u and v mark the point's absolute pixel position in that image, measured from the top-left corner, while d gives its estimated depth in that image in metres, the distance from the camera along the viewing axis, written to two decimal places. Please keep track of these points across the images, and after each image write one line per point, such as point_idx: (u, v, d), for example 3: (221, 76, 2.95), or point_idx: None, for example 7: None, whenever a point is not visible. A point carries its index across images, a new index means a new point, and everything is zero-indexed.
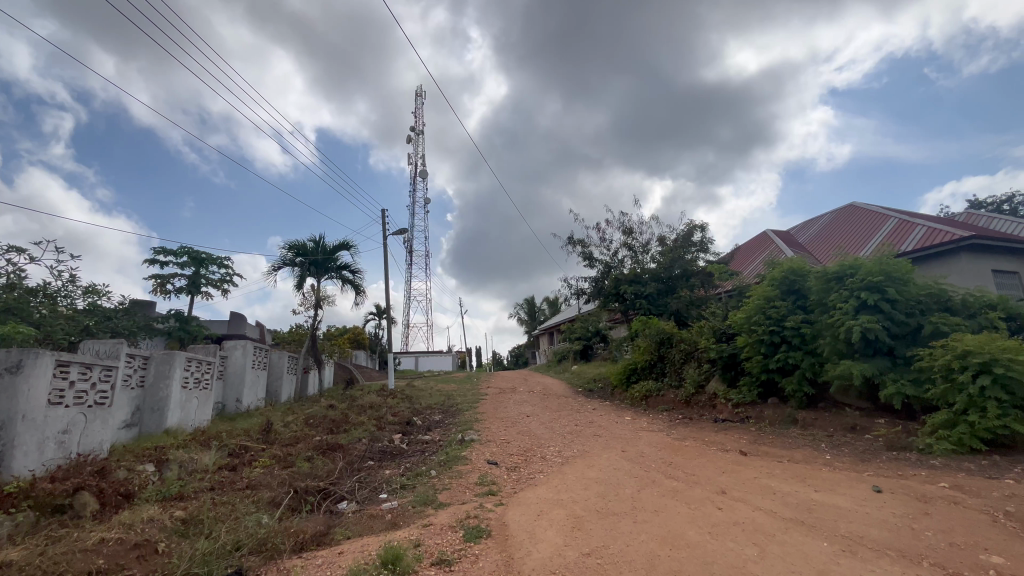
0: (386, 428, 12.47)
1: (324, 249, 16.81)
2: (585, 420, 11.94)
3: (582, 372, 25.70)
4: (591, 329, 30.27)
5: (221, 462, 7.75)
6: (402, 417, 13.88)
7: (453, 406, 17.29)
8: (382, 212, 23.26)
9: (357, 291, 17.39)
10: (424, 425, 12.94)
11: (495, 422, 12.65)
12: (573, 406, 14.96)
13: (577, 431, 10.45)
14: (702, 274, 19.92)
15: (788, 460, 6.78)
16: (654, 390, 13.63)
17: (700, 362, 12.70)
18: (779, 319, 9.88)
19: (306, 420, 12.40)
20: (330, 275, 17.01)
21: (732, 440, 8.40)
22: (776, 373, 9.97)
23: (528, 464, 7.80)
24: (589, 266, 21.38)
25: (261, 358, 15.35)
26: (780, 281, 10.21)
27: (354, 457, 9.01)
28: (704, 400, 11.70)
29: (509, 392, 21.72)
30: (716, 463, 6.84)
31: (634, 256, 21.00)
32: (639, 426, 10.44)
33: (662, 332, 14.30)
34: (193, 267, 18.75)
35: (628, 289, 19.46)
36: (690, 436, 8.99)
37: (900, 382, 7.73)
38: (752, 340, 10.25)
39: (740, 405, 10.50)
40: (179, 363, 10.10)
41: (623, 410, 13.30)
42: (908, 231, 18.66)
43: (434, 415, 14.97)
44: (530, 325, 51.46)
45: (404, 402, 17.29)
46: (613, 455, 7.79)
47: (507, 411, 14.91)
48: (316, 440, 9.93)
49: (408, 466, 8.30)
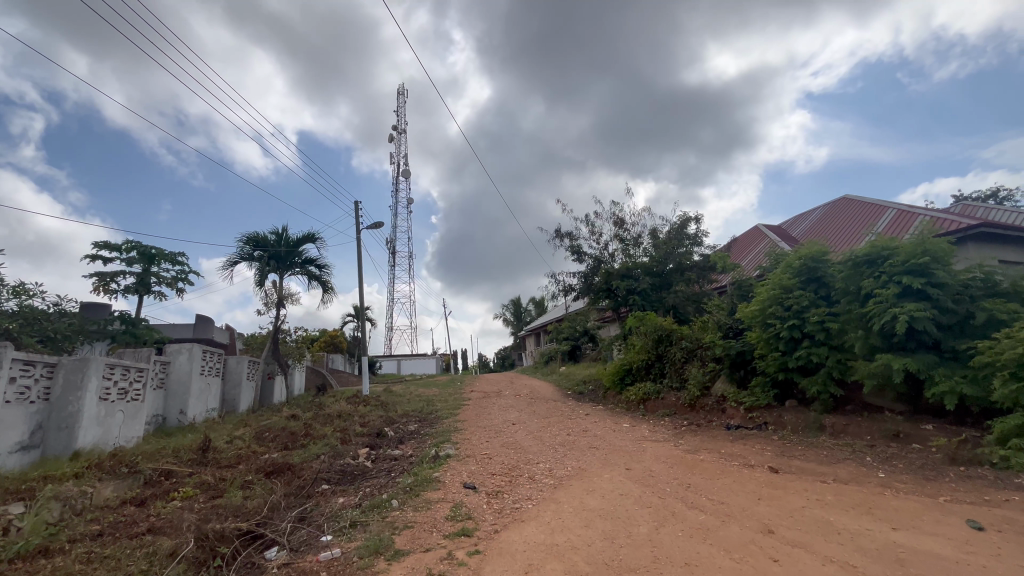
0: (351, 441, 10.94)
1: (287, 242, 15.19)
2: (579, 428, 10.58)
3: (571, 374, 24.40)
4: (579, 329, 29.14)
5: (127, 496, 6.19)
6: (373, 428, 12.36)
7: (431, 413, 15.79)
8: (356, 205, 21.70)
9: (324, 288, 15.90)
10: (396, 437, 11.43)
11: (477, 432, 11.21)
12: (563, 412, 13.59)
13: (570, 442, 9.07)
14: (697, 268, 18.79)
15: (834, 481, 5.48)
16: (653, 393, 12.32)
17: (703, 361, 11.45)
18: (799, 311, 8.66)
19: (259, 434, 10.81)
20: (293, 271, 15.47)
21: (755, 452, 7.09)
22: (796, 372, 8.73)
23: (513, 489, 6.38)
24: (578, 261, 20.10)
25: (215, 364, 13.69)
26: (798, 269, 9.00)
27: (304, 481, 7.49)
28: (710, 403, 10.44)
29: (493, 396, 20.28)
30: (747, 486, 5.50)
31: (626, 249, 19.80)
32: (640, 436, 9.11)
33: (660, 329, 13.04)
34: (142, 264, 16.93)
35: (620, 284, 18.21)
36: (704, 448, 7.66)
37: (953, 380, 6.55)
38: (768, 336, 9.00)
39: (753, 409, 9.25)
40: (97, 371, 8.43)
41: (619, 415, 12.00)
42: (909, 222, 17.73)
43: (409, 424, 13.46)
44: (516, 326, 50.05)
45: (377, 409, 15.75)
46: (617, 475, 6.42)
47: (491, 418, 13.48)
48: (264, 459, 8.38)
49: (368, 492, 6.81)
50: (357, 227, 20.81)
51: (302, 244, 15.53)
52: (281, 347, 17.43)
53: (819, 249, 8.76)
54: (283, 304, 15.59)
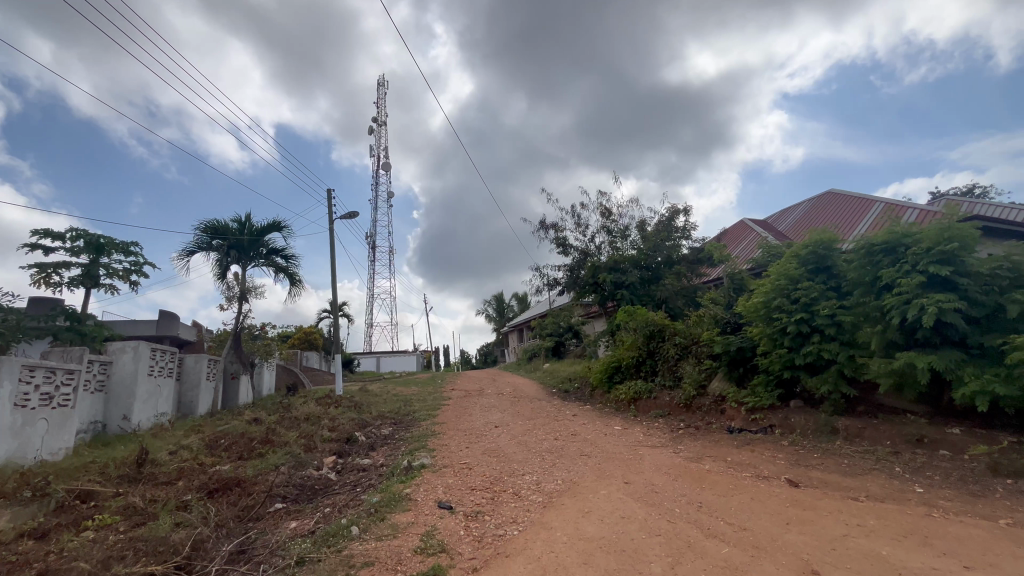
0: (316, 449, 9.89)
1: (250, 230, 13.94)
2: (567, 431, 9.78)
3: (555, 371, 23.59)
4: (562, 325, 28.38)
5: (26, 527, 5.10)
6: (343, 432, 11.32)
7: (408, 415, 14.80)
8: (329, 193, 20.44)
9: (291, 280, 14.72)
10: (367, 443, 10.40)
11: (456, 437, 10.28)
12: (548, 412, 12.74)
13: (559, 449, 8.23)
14: (686, 262, 18.16)
15: (869, 499, 4.73)
16: (644, 393, 11.56)
17: (699, 359, 10.72)
18: (807, 304, 7.96)
19: (212, 442, 9.69)
20: (257, 262, 14.26)
21: (766, 461, 6.33)
22: (803, 371, 8.03)
23: (496, 510, 5.48)
24: (563, 254, 19.27)
25: (167, 364, 12.45)
26: (805, 258, 8.32)
27: (253, 499, 6.46)
28: (707, 404, 9.71)
29: (475, 395, 19.33)
30: (769, 506, 4.70)
31: (612, 241, 19.04)
32: (635, 441, 8.31)
33: (652, 324, 12.28)
34: (89, 255, 15.48)
35: (607, 278, 17.42)
36: (708, 456, 6.88)
37: (986, 379, 5.90)
38: (773, 331, 8.29)
39: (755, 411, 8.54)
40: (11, 374, 7.24)
41: (609, 416, 11.22)
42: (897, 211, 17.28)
43: (383, 428, 12.44)
44: (499, 322, 49.03)
45: (350, 411, 14.68)
46: (616, 491, 5.57)
47: (471, 419, 12.57)
48: (210, 474, 7.30)
49: (326, 514, 5.83)
50: (330, 217, 19.60)
51: (267, 233, 14.31)
52: (245, 345, 16.24)
53: (829, 237, 8.09)
54: (246, 297, 14.36)
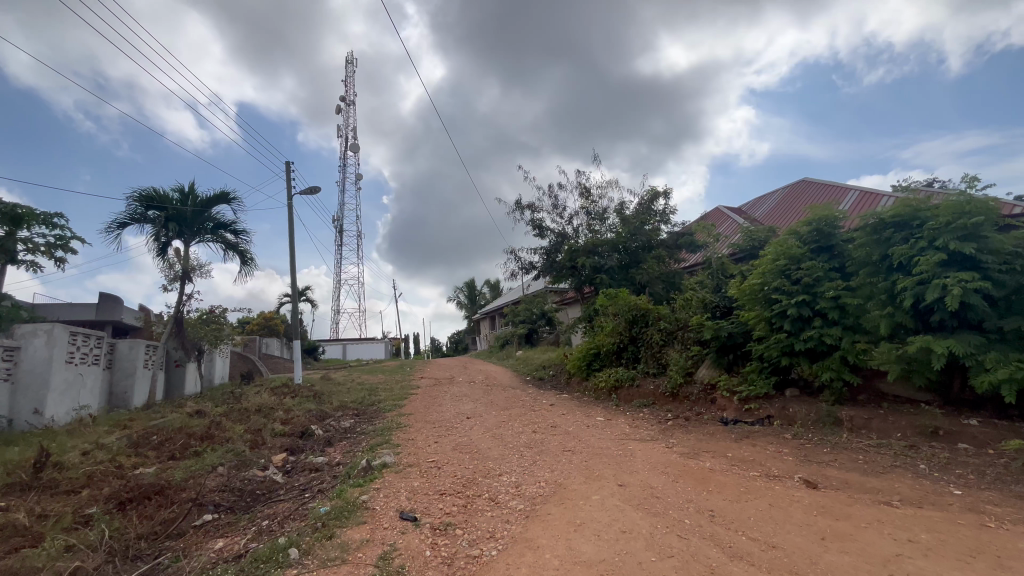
0: (264, 445, 8.74)
1: (193, 201, 12.40)
2: (545, 423, 8.97)
3: (529, 359, 22.82)
4: (536, 311, 27.68)
5: None
6: (296, 425, 10.19)
7: (372, 405, 13.70)
8: (287, 164, 18.79)
9: (242, 258, 13.26)
10: (322, 438, 9.31)
11: (423, 430, 9.33)
12: (524, 402, 11.91)
13: (539, 445, 7.40)
14: (665, 246, 17.58)
15: (906, 504, 4.07)
16: (627, 381, 10.88)
17: (686, 345, 10.08)
18: (809, 286, 7.35)
19: (140, 439, 8.43)
20: (202, 238, 12.76)
21: (773, 458, 5.65)
22: (803, 357, 7.43)
23: (470, 522, 4.60)
24: (539, 237, 18.38)
25: (93, 351, 10.96)
26: (806, 237, 7.72)
27: (176, 511, 5.38)
28: (695, 393, 9.07)
29: (445, 383, 18.34)
30: (794, 515, 3.97)
31: (590, 224, 18.26)
32: (622, 435, 7.57)
33: (635, 308, 11.58)
34: (4, 227, 13.58)
35: (586, 261, 16.64)
36: (706, 452, 6.17)
37: (1009, 366, 5.40)
38: (771, 314, 7.67)
39: (749, 400, 7.93)
40: None
41: (588, 406, 10.51)
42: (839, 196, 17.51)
43: (344, 420, 11.34)
44: (470, 309, 47.89)
45: (308, 401, 13.47)
46: (610, 497, 4.76)
47: (441, 410, 11.63)
48: (126, 480, 6.12)
49: (262, 530, 4.81)
50: (288, 193, 18.08)
51: (213, 206, 12.84)
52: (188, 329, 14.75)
53: (834, 214, 7.50)
54: (190, 278, 12.75)
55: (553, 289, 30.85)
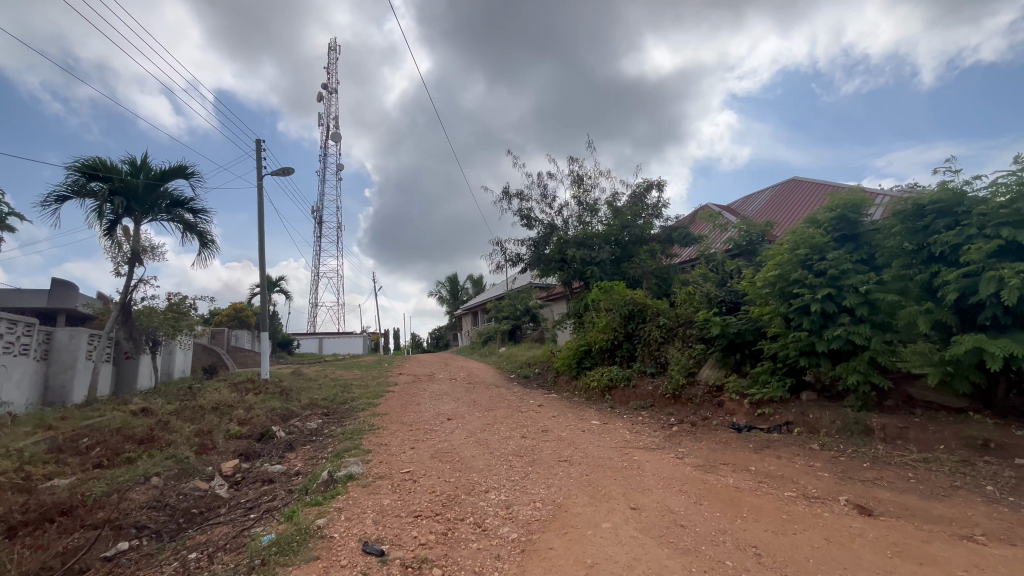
0: (214, 450, 7.64)
1: (146, 175, 11.12)
2: (534, 427, 8.08)
3: (513, 356, 21.94)
4: (519, 308, 26.81)
5: None
6: (256, 426, 9.10)
7: (344, 404, 12.63)
8: (257, 142, 17.39)
9: (200, 241, 12.02)
10: (282, 441, 8.24)
11: (399, 434, 8.34)
12: (510, 402, 11.01)
13: (530, 453, 6.50)
14: (658, 241, 16.86)
15: (995, 542, 3.29)
16: (621, 381, 10.08)
17: (688, 342, 9.31)
18: (834, 279, 6.62)
19: (65, 443, 7.24)
20: (155, 215, 11.51)
21: (806, 474, 4.86)
22: (824, 358, 6.71)
23: (452, 558, 3.66)
24: (527, 227, 17.44)
25: (22, 339, 9.62)
26: (830, 225, 6.99)
27: (83, 540, 4.31)
28: (698, 395, 8.31)
29: (425, 380, 17.32)
30: (862, 556, 3.15)
31: (581, 215, 17.40)
32: (623, 443, 6.72)
33: (632, 303, 10.76)
34: None
35: (577, 254, 15.80)
36: (725, 465, 5.36)
37: None
38: (790, 310, 6.92)
39: (762, 404, 7.18)
40: None
41: (581, 408, 9.66)
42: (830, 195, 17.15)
43: (311, 420, 10.27)
44: (452, 304, 46.70)
45: (272, 399, 12.31)
46: (624, 525, 3.88)
47: (419, 411, 10.64)
48: (27, 497, 4.99)
49: (187, 567, 3.80)
50: (258, 174, 16.77)
51: (169, 180, 11.60)
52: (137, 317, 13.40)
53: (863, 199, 6.77)
54: (140, 260, 11.47)
55: (538, 284, 30.01)
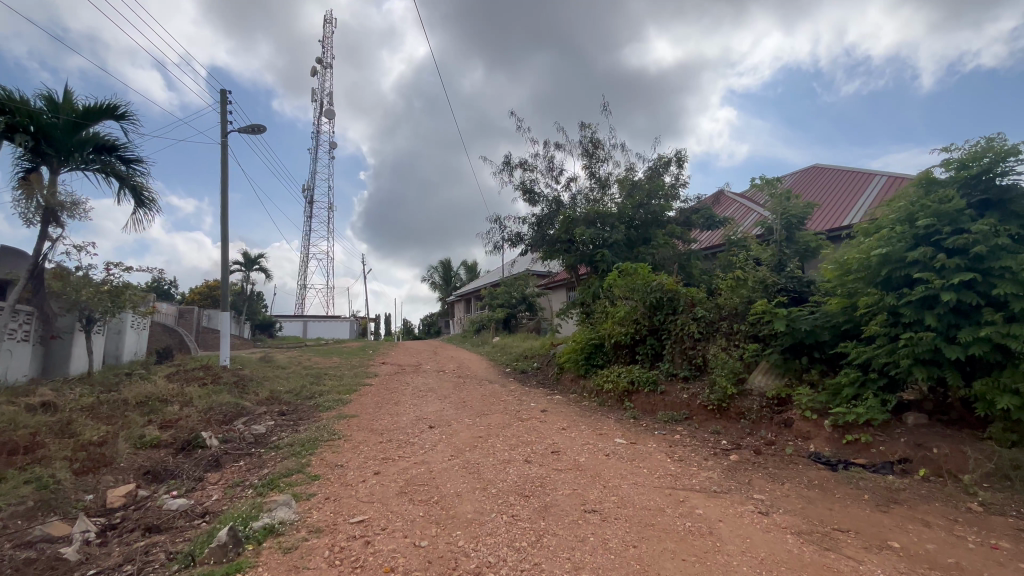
0: (109, 467, 5.66)
1: (63, 112, 8.99)
2: (540, 446, 6.18)
3: (507, 347, 20.05)
4: (515, 295, 24.95)
5: None
6: (182, 430, 7.14)
7: (309, 399, 10.67)
8: (221, 92, 15.08)
9: (135, 197, 9.94)
10: (208, 454, 6.28)
11: (364, 449, 6.40)
12: (507, 406, 9.09)
13: (539, 492, 4.58)
14: (676, 223, 14.92)
15: None
16: (646, 384, 8.22)
17: (734, 341, 7.41)
18: (975, 260, 4.71)
19: None
20: (77, 165, 9.39)
21: (1001, 570, 3.00)
22: (950, 369, 4.85)
23: None
24: (529, 203, 15.41)
25: None
26: (963, 187, 5.06)
27: None
28: (751, 409, 6.43)
29: (408, 372, 15.39)
30: None
31: (591, 191, 15.38)
32: (667, 480, 4.82)
33: (657, 290, 8.79)
34: None
35: (586, 233, 13.84)
36: (847, 535, 3.48)
37: None
38: (903, 301, 5.01)
39: (851, 428, 5.34)
40: None
41: (596, 418, 7.79)
42: (867, 180, 15.42)
43: (259, 422, 8.28)
44: (445, 290, 44.66)
45: (222, 392, 10.33)
46: None
47: (395, 413, 8.71)
48: None
49: None
50: (223, 129, 14.56)
51: (95, 123, 9.48)
52: (51, 289, 11.32)
53: (1017, 149, 4.84)
54: (56, 219, 9.38)
55: (535, 271, 28.08)
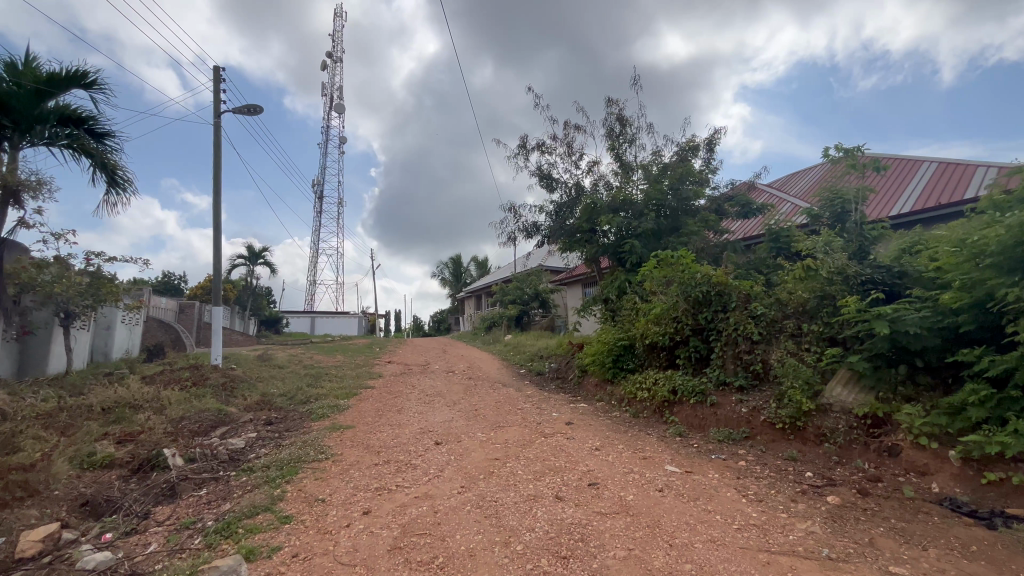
0: (35, 500, 4.54)
1: (23, 79, 7.90)
2: (572, 476, 4.94)
3: (520, 346, 18.79)
4: (528, 291, 23.76)
5: None
6: (143, 445, 6.02)
7: (303, 404, 9.57)
8: (215, 69, 13.95)
9: (110, 177, 8.89)
10: (165, 479, 5.15)
11: (354, 475, 5.21)
12: (525, 416, 7.88)
13: (582, 553, 3.36)
14: (707, 211, 13.58)
15: None
16: (691, 395, 6.93)
17: (804, 345, 6.14)
18: None
19: None
20: (40, 140, 8.31)
21: None
22: None
23: None
24: (546, 190, 14.15)
25: None
26: None
27: None
28: (837, 431, 5.13)
29: (415, 372, 14.23)
30: None
31: (615, 175, 14.05)
32: (756, 535, 3.56)
33: (703, 284, 7.47)
34: None
35: (611, 221, 12.53)
36: None
37: None
38: None
39: (990, 464, 4.06)
40: None
41: (633, 436, 6.55)
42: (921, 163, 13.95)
43: (240, 434, 7.14)
44: (455, 287, 43.56)
45: (206, 395, 9.25)
46: None
47: (396, 424, 7.53)
48: None
49: None
50: (217, 110, 13.44)
51: (63, 93, 8.38)
52: (20, 281, 10.27)
53: None
54: (18, 200, 8.33)
55: (549, 267, 26.77)
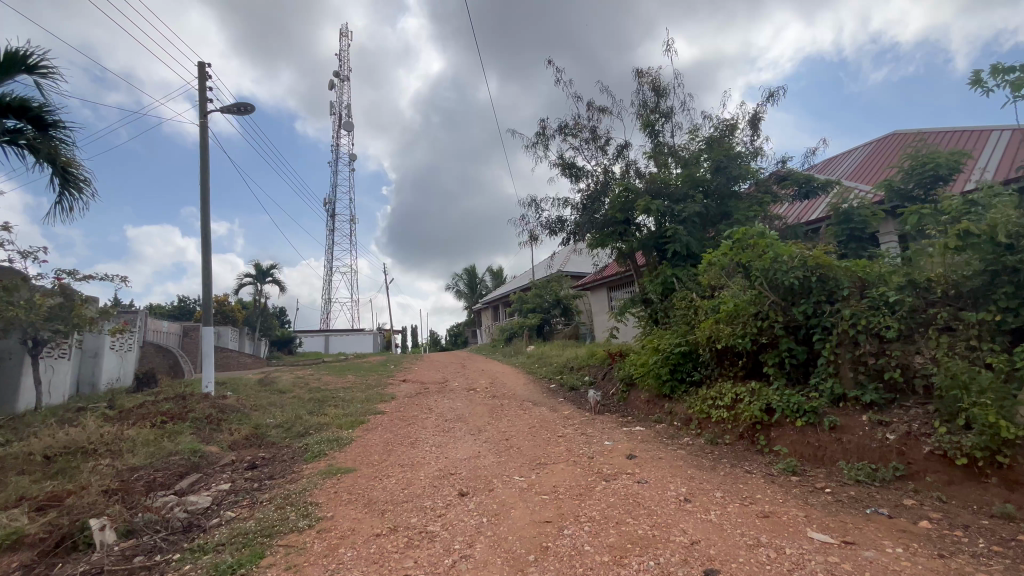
0: None
1: None
2: (671, 557, 3.21)
3: (546, 357, 17.03)
4: (548, 299, 22.04)
5: None
6: (69, 513, 4.46)
7: (298, 439, 7.99)
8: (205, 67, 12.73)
9: (65, 178, 7.68)
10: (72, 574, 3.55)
11: (345, 558, 3.56)
12: (571, 448, 6.14)
13: None
14: (759, 193, 11.78)
15: None
16: (797, 416, 5.14)
17: (972, 342, 4.35)
18: None
19: None
20: None
21: None
22: None
23: None
24: (571, 179, 12.53)
25: None
26: None
27: None
28: None
29: (431, 392, 12.62)
30: None
31: (649, 159, 12.35)
32: None
33: (798, 269, 5.69)
34: None
35: (650, 208, 10.80)
36: None
37: None
38: None
39: None
40: None
41: (727, 476, 4.78)
42: None
43: (207, 487, 5.54)
44: (471, 299, 42.05)
45: (183, 431, 7.74)
46: None
47: (407, 465, 5.87)
48: None
49: None
50: (205, 110, 12.16)
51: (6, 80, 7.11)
52: None
53: None
54: None
55: (571, 272, 25.01)
